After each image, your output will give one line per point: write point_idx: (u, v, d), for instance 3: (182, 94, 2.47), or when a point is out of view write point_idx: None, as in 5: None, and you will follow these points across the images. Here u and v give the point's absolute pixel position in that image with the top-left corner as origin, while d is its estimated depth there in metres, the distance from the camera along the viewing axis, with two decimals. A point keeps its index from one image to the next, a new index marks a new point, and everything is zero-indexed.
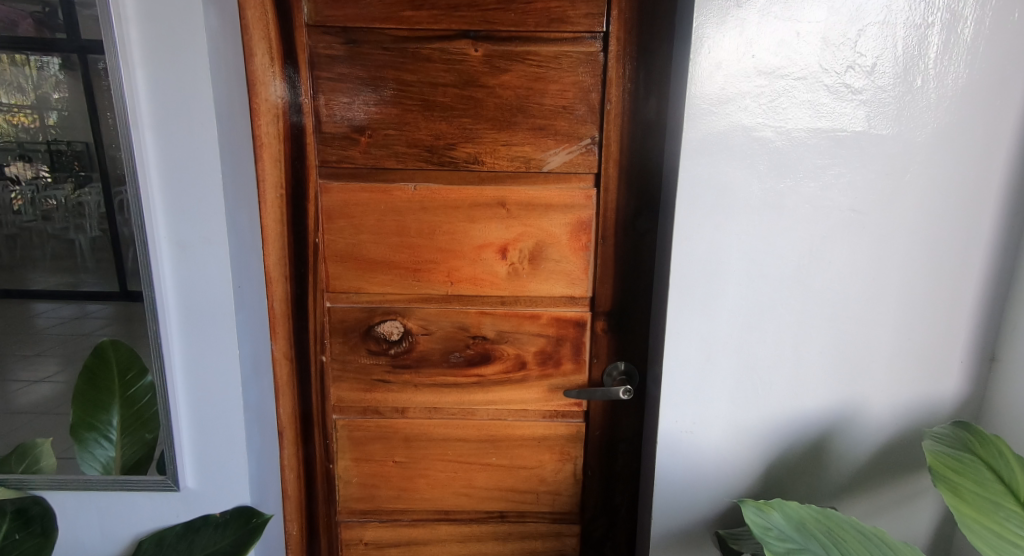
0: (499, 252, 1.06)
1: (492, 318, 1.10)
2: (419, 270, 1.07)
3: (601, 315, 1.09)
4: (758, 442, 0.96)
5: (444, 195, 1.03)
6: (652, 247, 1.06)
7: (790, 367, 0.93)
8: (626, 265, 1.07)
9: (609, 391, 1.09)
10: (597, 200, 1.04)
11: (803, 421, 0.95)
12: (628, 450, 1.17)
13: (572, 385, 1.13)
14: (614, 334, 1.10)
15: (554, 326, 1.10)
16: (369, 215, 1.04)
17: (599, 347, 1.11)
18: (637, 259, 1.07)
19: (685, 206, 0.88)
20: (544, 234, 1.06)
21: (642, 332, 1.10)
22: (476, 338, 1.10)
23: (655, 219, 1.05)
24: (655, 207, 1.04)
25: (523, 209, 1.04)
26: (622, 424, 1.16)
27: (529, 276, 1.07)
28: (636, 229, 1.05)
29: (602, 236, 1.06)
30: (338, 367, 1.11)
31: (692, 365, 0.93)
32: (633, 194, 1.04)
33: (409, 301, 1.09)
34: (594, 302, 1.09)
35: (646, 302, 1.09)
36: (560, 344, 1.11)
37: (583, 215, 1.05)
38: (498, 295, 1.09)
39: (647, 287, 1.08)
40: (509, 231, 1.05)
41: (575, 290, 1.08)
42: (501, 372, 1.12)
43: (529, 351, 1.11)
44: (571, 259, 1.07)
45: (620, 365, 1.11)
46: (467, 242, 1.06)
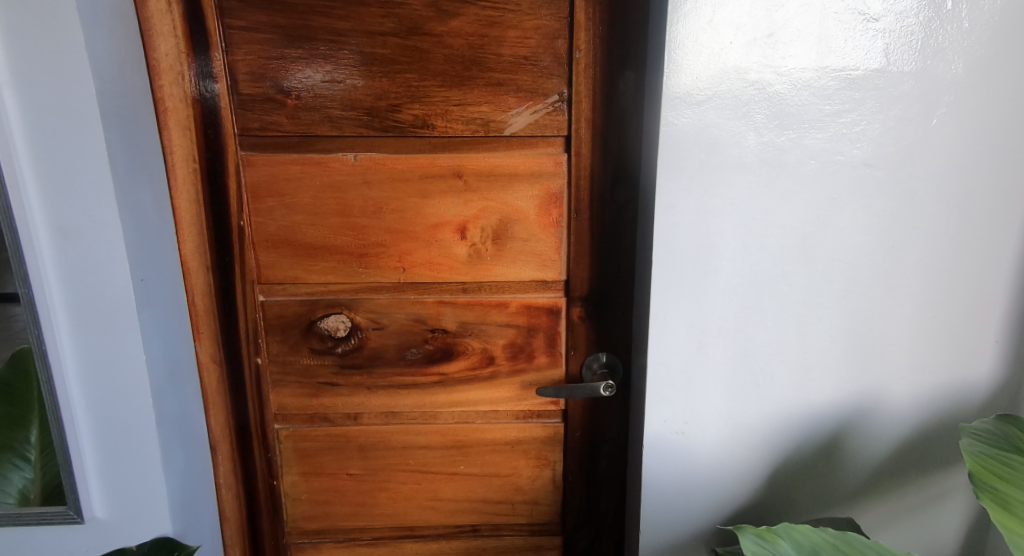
0: (457, 231, 0.92)
1: (452, 308, 0.95)
2: (365, 255, 0.92)
3: (577, 301, 0.96)
4: (759, 441, 0.83)
5: (390, 167, 0.88)
6: (633, 221, 0.92)
7: (795, 355, 0.80)
8: (604, 243, 0.93)
9: (592, 386, 0.95)
10: (568, 168, 0.90)
11: (811, 416, 0.82)
12: (612, 452, 1.04)
13: (546, 381, 0.99)
14: (593, 321, 0.97)
15: (525, 315, 0.96)
16: (302, 192, 0.89)
17: (577, 337, 0.97)
18: (616, 236, 0.93)
19: (670, 169, 0.74)
20: (507, 208, 0.91)
21: (625, 320, 0.96)
22: (435, 331, 0.97)
23: (636, 189, 0.91)
24: (635, 173, 0.90)
25: (481, 181, 0.90)
26: (606, 423, 1.02)
27: (493, 258, 0.93)
28: (614, 202, 0.91)
29: (576, 209, 0.91)
30: (278, 371, 0.96)
31: (682, 356, 0.81)
32: (610, 159, 0.90)
33: (356, 292, 0.94)
34: (569, 285, 0.95)
35: (628, 284, 0.95)
36: (533, 335, 0.97)
37: (552, 185, 0.90)
38: (459, 281, 0.94)
39: (628, 269, 0.94)
40: (467, 206, 0.91)
41: (546, 273, 0.94)
42: (466, 370, 0.99)
43: (497, 344, 0.98)
44: (541, 237, 0.93)
45: (602, 356, 0.97)
46: (418, 220, 0.91)
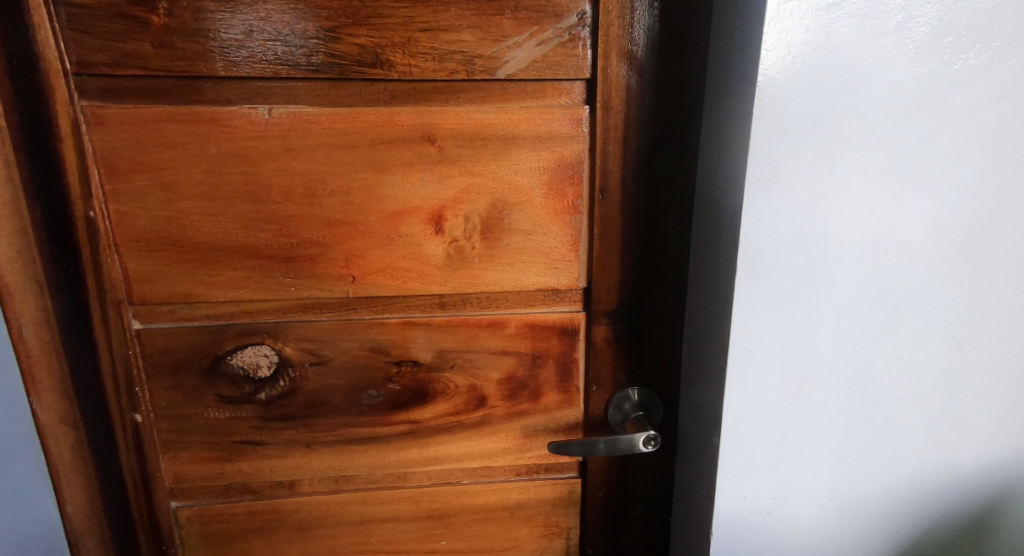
0: (430, 221, 0.63)
1: (425, 330, 0.67)
2: (292, 259, 0.62)
3: (602, 318, 0.68)
4: (877, 503, 0.61)
5: (325, 126, 0.58)
6: (687, 203, 0.64)
7: (937, 388, 0.57)
8: (642, 235, 0.65)
9: (634, 438, 0.66)
10: (589, 127, 0.62)
11: (949, 468, 0.60)
12: (645, 517, 0.77)
13: (557, 426, 0.72)
14: (623, 346, 0.69)
15: (528, 338, 0.68)
16: (188, 164, 0.57)
17: (601, 366, 0.70)
18: (661, 225, 0.65)
19: (776, 123, 0.48)
20: (502, 187, 0.62)
21: (672, 342, 0.69)
22: (400, 365, 0.68)
23: (694, 158, 0.63)
24: (693, 135, 0.62)
25: (463, 147, 0.61)
26: (638, 478, 0.75)
27: (482, 260, 0.65)
28: (658, 176, 0.63)
29: (602, 188, 0.63)
30: (169, 431, 0.65)
31: (776, 398, 0.57)
32: (656, 115, 0.61)
33: (281, 313, 0.64)
34: (589, 295, 0.67)
35: (678, 294, 0.67)
36: (538, 365, 0.70)
37: (566, 153, 0.62)
38: (433, 293, 0.66)
39: (678, 272, 0.66)
40: (443, 185, 0.62)
41: (557, 279, 0.66)
42: (446, 415, 0.71)
43: (489, 378, 0.70)
44: (550, 228, 0.64)
45: (633, 393, 0.70)
46: (371, 207, 0.61)
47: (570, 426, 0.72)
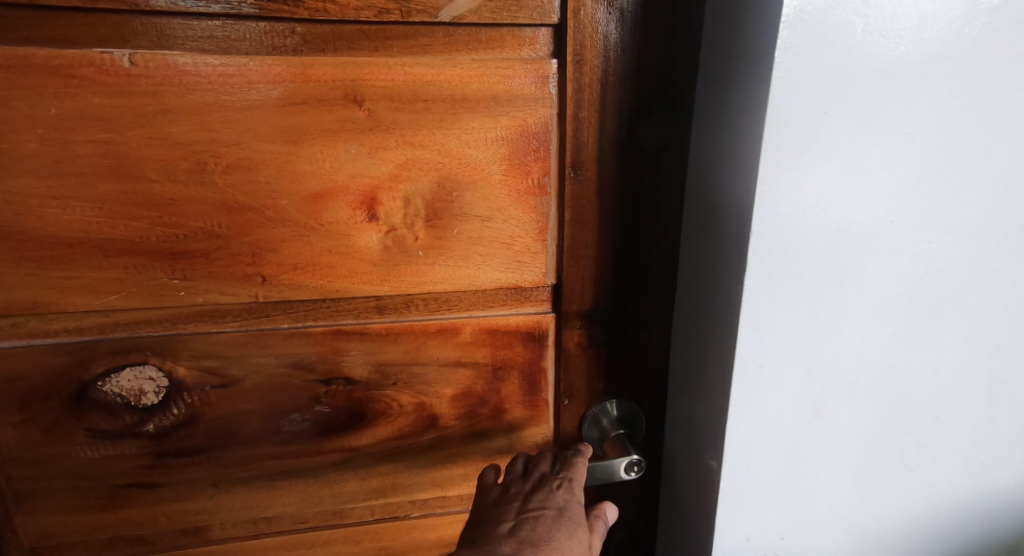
0: (361, 205, 0.50)
1: (361, 339, 0.55)
2: (180, 255, 0.48)
3: (574, 320, 0.57)
4: (904, 536, 0.52)
5: (215, 82, 0.44)
6: (675, 181, 0.53)
7: (983, 401, 0.47)
8: (623, 221, 0.54)
9: (613, 463, 0.56)
10: (558, 86, 0.50)
11: (990, 493, 0.51)
12: (627, 546, 0.66)
13: (524, 448, 0.61)
14: (601, 353, 0.58)
15: (487, 345, 0.57)
16: (25, 130, 0.43)
17: (574, 376, 0.59)
18: (644, 208, 0.54)
19: (810, 75, 0.37)
20: (450, 162, 0.50)
21: (659, 347, 0.58)
22: (330, 384, 0.56)
23: (687, 126, 0.52)
24: (686, 100, 0.52)
25: (401, 110, 0.48)
26: (620, 505, 0.64)
27: (427, 252, 0.53)
28: (641, 149, 0.52)
29: (575, 165, 0.52)
30: (28, 474, 0.52)
31: (789, 420, 0.47)
32: (641, 75, 0.50)
33: (170, 323, 0.50)
34: (558, 292, 0.56)
35: (665, 291, 0.57)
36: (500, 378, 0.58)
37: (530, 120, 0.50)
38: (368, 293, 0.53)
39: (665, 264, 0.56)
40: (375, 159, 0.49)
41: (521, 275, 0.55)
42: (389, 440, 0.59)
43: (440, 394, 0.58)
44: (511, 212, 0.53)
45: (612, 407, 0.60)
46: (282, 188, 0.48)
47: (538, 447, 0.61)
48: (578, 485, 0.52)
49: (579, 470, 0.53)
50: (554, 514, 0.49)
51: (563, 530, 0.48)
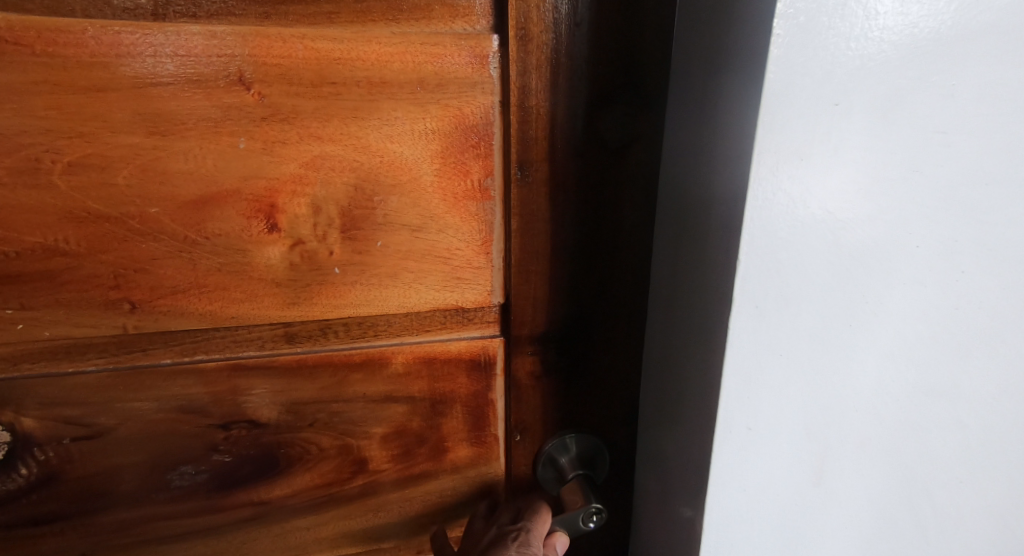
0: (259, 213, 0.42)
1: (267, 371, 0.46)
2: (20, 279, 0.41)
3: (526, 347, 0.48)
4: None
5: (71, 63, 0.38)
6: (643, 184, 0.45)
7: (989, 450, 0.44)
8: (582, 230, 0.46)
9: (569, 516, 0.47)
10: (499, 69, 0.42)
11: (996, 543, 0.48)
12: None
13: (471, 496, 0.51)
14: (558, 381, 0.49)
15: (424, 379, 0.47)
16: None
17: (527, 411, 0.49)
18: (607, 214, 0.45)
19: (819, 55, 0.33)
20: (368, 161, 0.42)
21: (627, 377, 0.50)
22: (230, 427, 0.46)
23: (659, 118, 0.44)
24: (655, 85, 0.43)
25: (303, 97, 0.41)
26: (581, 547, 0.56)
27: (345, 267, 0.44)
28: (603, 145, 0.44)
29: (523, 163, 0.43)
30: None
31: (784, 475, 0.43)
32: (600, 54, 0.42)
33: (12, 365, 0.44)
34: (507, 314, 0.47)
35: (631, 310, 0.48)
36: (440, 416, 0.48)
37: (466, 109, 0.42)
38: (273, 317, 0.45)
39: (632, 282, 0.47)
40: (272, 157, 0.42)
41: (462, 294, 0.46)
42: (307, 491, 0.49)
43: (369, 435, 0.48)
44: (448, 219, 0.44)
45: (572, 444, 0.50)
46: (154, 191, 0.41)
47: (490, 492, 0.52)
48: (538, 529, 0.46)
49: (541, 517, 0.47)
50: None
51: None
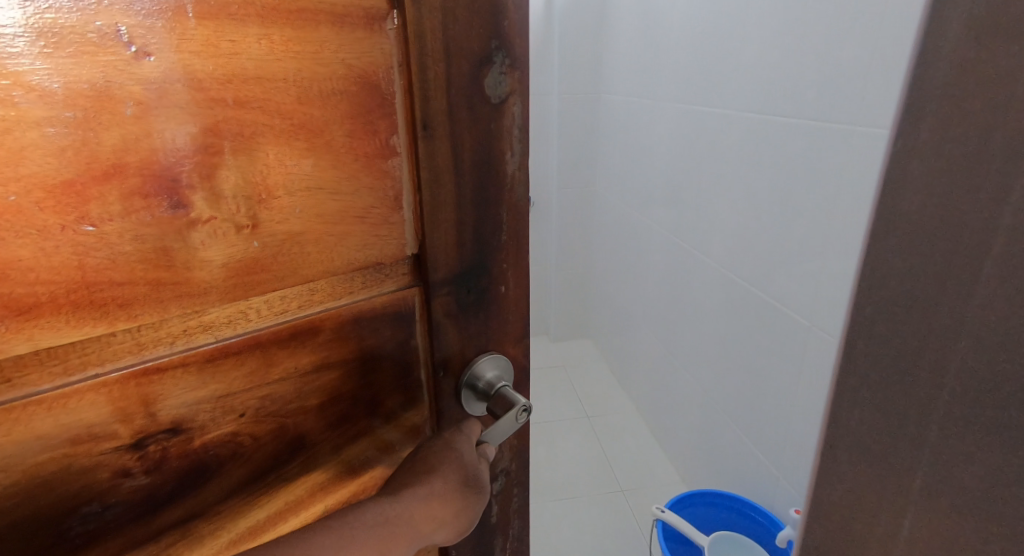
0: (163, 190, 0.37)
1: (183, 365, 0.41)
2: None
3: (442, 289, 0.52)
4: None
5: None
6: (517, 133, 0.52)
7: None
8: (479, 177, 0.51)
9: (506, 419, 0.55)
10: (396, 27, 0.44)
11: None
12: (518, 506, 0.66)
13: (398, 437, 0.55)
14: (464, 313, 0.54)
15: (351, 337, 0.49)
16: None
17: (443, 348, 0.54)
18: (495, 161, 0.52)
19: None
20: (280, 124, 0.40)
21: (516, 301, 0.59)
22: (146, 444, 0.41)
23: (522, 77, 0.52)
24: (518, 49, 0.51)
25: (196, 59, 0.36)
26: (506, 465, 0.62)
27: (264, 240, 0.42)
28: (487, 99, 0.49)
29: (427, 120, 0.46)
30: None
31: None
32: (478, 20, 0.47)
33: None
34: (421, 263, 0.50)
35: (516, 241, 0.56)
36: (367, 370, 0.50)
37: (369, 69, 0.43)
38: (184, 304, 0.40)
39: (516, 220, 0.55)
40: (168, 123, 0.36)
41: (382, 248, 0.48)
42: (242, 485, 0.46)
43: (302, 408, 0.48)
44: (362, 179, 0.45)
45: (485, 365, 0.57)
46: (7, 173, 0.32)
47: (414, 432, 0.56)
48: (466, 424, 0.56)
49: (468, 422, 0.57)
50: (441, 444, 0.54)
51: (450, 454, 0.54)
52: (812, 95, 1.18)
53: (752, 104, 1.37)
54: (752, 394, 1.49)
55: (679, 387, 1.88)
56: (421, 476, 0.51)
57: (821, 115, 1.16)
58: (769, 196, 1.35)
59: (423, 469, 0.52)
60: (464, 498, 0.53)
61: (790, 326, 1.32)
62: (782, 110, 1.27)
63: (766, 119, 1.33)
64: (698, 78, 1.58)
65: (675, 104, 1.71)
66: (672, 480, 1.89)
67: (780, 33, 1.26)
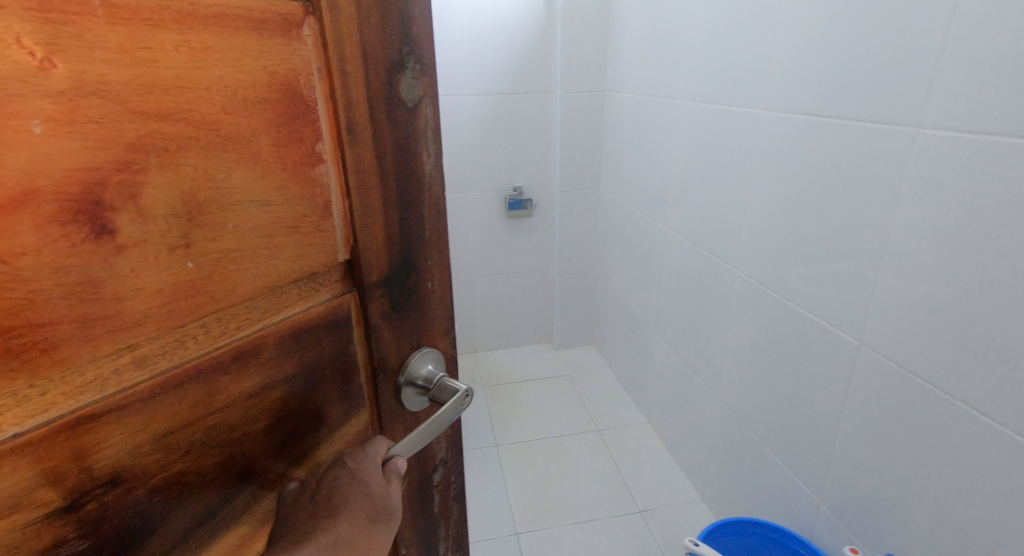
0: (80, 216, 0.32)
1: (121, 409, 0.35)
2: None
3: (377, 292, 0.49)
4: None
5: None
6: (432, 134, 0.51)
7: None
8: (402, 178, 0.49)
9: (452, 403, 0.55)
10: (313, 33, 0.40)
11: None
12: (457, 494, 0.65)
13: (346, 446, 0.51)
14: (399, 313, 0.52)
15: (296, 355, 0.44)
16: None
17: (383, 352, 0.52)
18: (414, 162, 0.50)
19: None
20: (207, 135, 0.35)
21: (442, 298, 0.57)
22: (82, 503, 0.34)
23: (431, 80, 0.50)
24: (428, 50, 0.49)
25: (106, 66, 0.31)
26: (443, 455, 0.61)
27: (201, 261, 0.37)
28: (403, 103, 0.47)
29: (351, 126, 0.44)
30: None
31: None
32: (390, 25, 0.45)
33: None
34: (354, 268, 0.47)
35: (439, 237, 0.55)
36: (314, 384, 0.46)
37: (293, 73, 0.39)
38: (117, 338, 0.34)
39: (438, 218, 0.54)
40: (83, 140, 0.31)
41: (318, 262, 0.44)
42: (196, 531, 0.39)
43: (251, 434, 0.42)
44: (293, 189, 0.41)
45: (422, 360, 0.56)
46: None
47: (359, 442, 0.52)
48: (373, 448, 0.50)
49: (377, 445, 0.51)
50: (346, 477, 0.47)
51: (355, 489, 0.47)
52: (884, 86, 0.93)
53: (802, 102, 1.10)
54: (761, 417, 1.31)
55: (686, 431, 1.62)
56: (320, 519, 0.44)
57: (879, 114, 0.94)
58: (815, 211, 1.10)
59: (325, 510, 0.45)
60: (372, 537, 0.47)
61: (829, 354, 1.10)
62: (840, 105, 1.01)
63: (814, 125, 1.08)
64: (728, 70, 1.31)
65: (691, 105, 1.47)
66: (702, 513, 1.51)
67: (814, 15, 1.05)
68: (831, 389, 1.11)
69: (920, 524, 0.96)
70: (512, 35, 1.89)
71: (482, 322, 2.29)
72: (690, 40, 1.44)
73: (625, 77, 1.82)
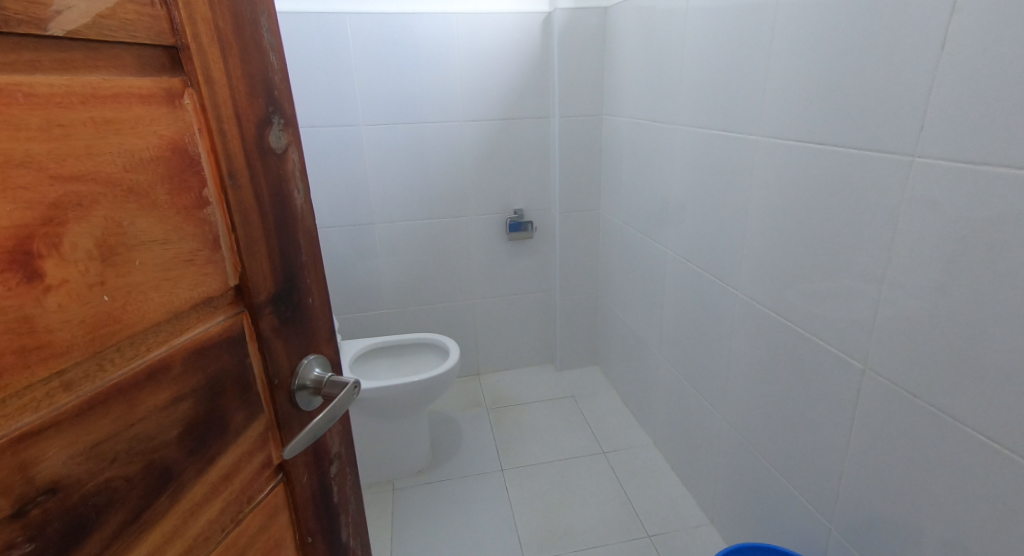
0: (17, 264, 0.38)
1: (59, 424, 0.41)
2: None
3: (266, 309, 0.57)
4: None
5: None
6: (299, 174, 0.60)
7: None
8: (278, 212, 0.57)
9: (344, 394, 0.63)
10: (191, 101, 0.48)
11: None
12: (351, 483, 0.74)
13: (251, 450, 0.56)
14: (286, 326, 0.59)
15: (201, 372, 0.50)
16: None
17: (277, 363, 0.58)
18: (287, 198, 0.58)
19: None
20: (113, 191, 0.43)
21: (322, 310, 0.65)
22: (28, 510, 0.40)
23: (294, 130, 0.59)
24: (289, 106, 0.58)
25: (32, 142, 0.38)
26: (337, 449, 0.70)
27: (116, 294, 0.44)
28: (273, 151, 0.56)
29: (231, 171, 0.52)
30: None
31: None
32: (255, 89, 0.54)
33: None
34: (243, 291, 0.54)
35: (313, 258, 0.63)
36: (217, 396, 0.52)
37: (178, 134, 0.47)
38: (49, 364, 0.40)
39: (311, 243, 0.62)
40: (15, 203, 0.38)
41: (210, 290, 0.51)
42: (127, 530, 0.45)
43: (167, 443, 0.48)
44: (187, 229, 0.49)
45: (311, 365, 0.63)
46: None
47: (261, 444, 0.58)
48: None
49: None
50: None
51: None
52: (872, 102, 0.95)
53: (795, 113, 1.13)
54: (760, 422, 1.30)
55: (691, 449, 1.61)
56: None
57: (873, 140, 0.95)
58: (807, 220, 1.11)
59: None
60: None
61: (830, 357, 1.09)
62: (834, 125, 1.03)
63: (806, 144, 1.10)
64: (723, 89, 1.35)
65: (689, 128, 1.51)
66: (712, 535, 1.49)
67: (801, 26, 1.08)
68: (829, 394, 1.10)
69: (930, 547, 0.93)
70: (513, 66, 1.98)
71: (486, 345, 2.33)
72: (687, 67, 1.49)
73: (622, 102, 1.88)
